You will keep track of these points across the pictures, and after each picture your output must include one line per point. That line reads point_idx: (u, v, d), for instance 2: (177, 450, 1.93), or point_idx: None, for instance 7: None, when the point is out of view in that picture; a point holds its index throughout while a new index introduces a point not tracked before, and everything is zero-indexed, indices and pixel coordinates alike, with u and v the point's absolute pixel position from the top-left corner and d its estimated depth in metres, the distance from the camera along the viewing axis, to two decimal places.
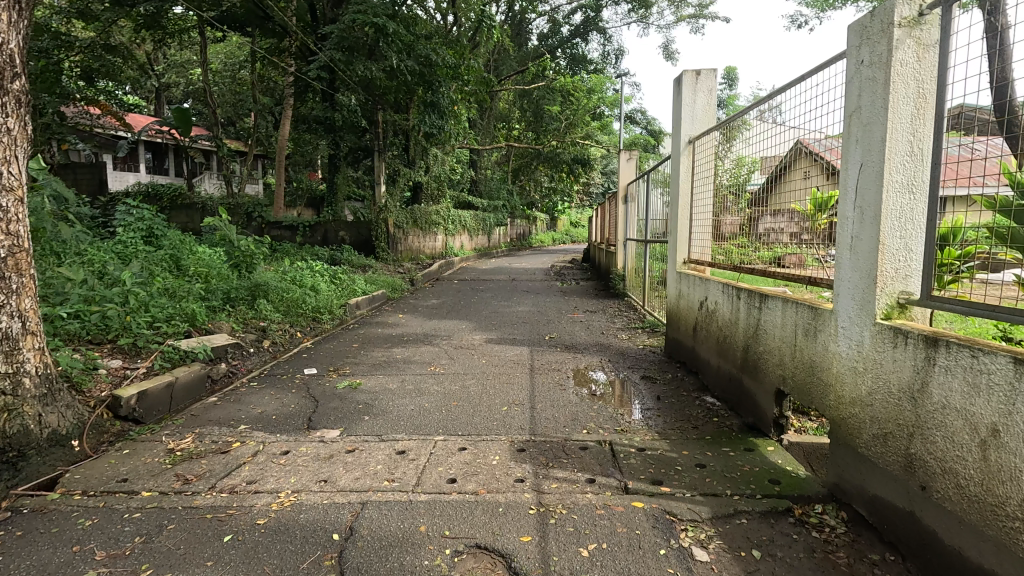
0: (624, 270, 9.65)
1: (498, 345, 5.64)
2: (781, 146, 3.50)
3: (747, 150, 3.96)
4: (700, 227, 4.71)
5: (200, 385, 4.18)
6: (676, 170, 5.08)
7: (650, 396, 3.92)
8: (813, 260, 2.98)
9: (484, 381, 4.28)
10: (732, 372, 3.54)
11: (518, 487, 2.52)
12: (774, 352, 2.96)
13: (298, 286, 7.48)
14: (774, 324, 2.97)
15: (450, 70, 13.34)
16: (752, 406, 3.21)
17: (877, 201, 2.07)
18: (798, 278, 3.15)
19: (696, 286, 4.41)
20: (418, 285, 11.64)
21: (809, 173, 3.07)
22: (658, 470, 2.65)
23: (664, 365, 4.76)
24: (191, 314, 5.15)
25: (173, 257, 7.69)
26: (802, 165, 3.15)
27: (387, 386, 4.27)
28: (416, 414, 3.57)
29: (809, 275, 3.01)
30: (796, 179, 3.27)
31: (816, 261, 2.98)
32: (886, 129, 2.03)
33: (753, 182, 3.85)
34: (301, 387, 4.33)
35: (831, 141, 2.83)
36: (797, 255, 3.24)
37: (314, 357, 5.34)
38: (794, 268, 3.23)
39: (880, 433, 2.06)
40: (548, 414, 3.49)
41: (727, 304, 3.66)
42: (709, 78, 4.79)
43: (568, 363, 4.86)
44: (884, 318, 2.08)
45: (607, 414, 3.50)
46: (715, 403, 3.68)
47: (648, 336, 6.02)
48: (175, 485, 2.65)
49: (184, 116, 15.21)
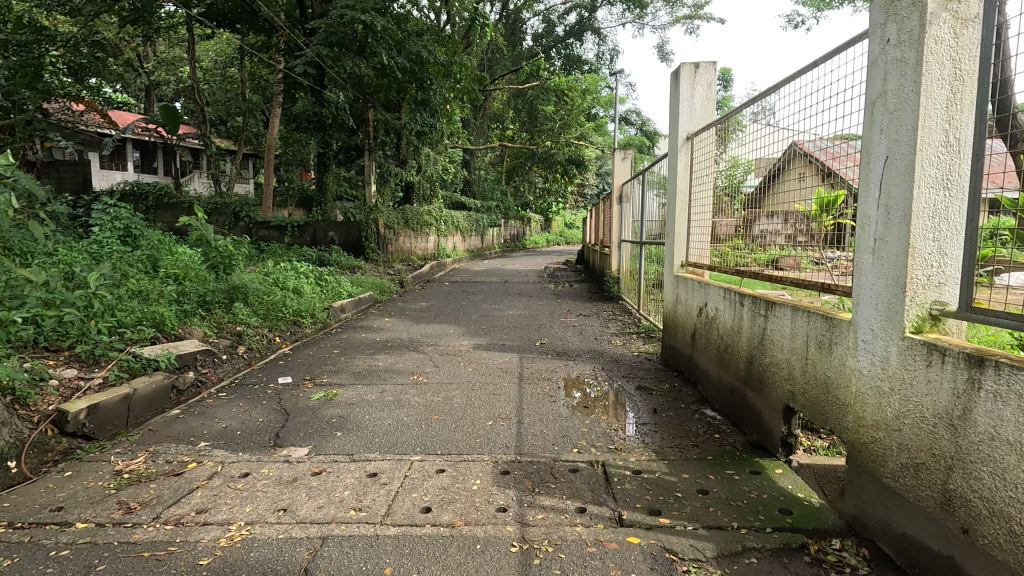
0: (618, 272, 9.41)
1: (486, 351, 5.36)
2: (776, 147, 3.30)
3: (742, 151, 3.76)
4: (697, 229, 4.47)
5: (163, 396, 3.88)
6: (673, 167, 4.82)
7: (646, 409, 3.66)
8: (810, 262, 2.86)
9: (469, 392, 4.01)
10: (734, 384, 3.29)
11: (499, 518, 2.25)
12: (782, 366, 2.71)
13: (280, 289, 7.18)
14: (780, 334, 2.72)
15: (441, 67, 13.08)
16: (756, 422, 2.97)
17: (907, 200, 1.82)
18: (796, 284, 2.99)
19: (695, 291, 4.14)
20: (408, 287, 11.36)
21: (807, 174, 2.88)
22: (655, 497, 2.38)
23: (660, 373, 4.51)
24: (160, 318, 4.85)
25: (150, 258, 7.37)
26: (796, 166, 3.01)
27: (365, 396, 3.99)
28: (393, 429, 3.29)
29: (804, 277, 2.91)
30: (791, 180, 3.10)
31: (812, 263, 2.86)
32: (917, 117, 1.77)
33: (748, 184, 3.66)
34: (273, 398, 4.04)
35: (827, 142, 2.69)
36: (793, 257, 3.08)
37: (290, 364, 5.04)
38: (790, 271, 3.07)
39: (910, 463, 1.80)
40: (535, 429, 3.22)
41: (729, 310, 3.40)
42: (708, 71, 4.52)
43: (559, 372, 4.59)
44: (914, 332, 1.82)
45: (599, 429, 3.24)
46: (716, 417, 3.42)
47: (644, 342, 5.77)
48: (115, 515, 2.36)
49: (171, 113, 14.85)
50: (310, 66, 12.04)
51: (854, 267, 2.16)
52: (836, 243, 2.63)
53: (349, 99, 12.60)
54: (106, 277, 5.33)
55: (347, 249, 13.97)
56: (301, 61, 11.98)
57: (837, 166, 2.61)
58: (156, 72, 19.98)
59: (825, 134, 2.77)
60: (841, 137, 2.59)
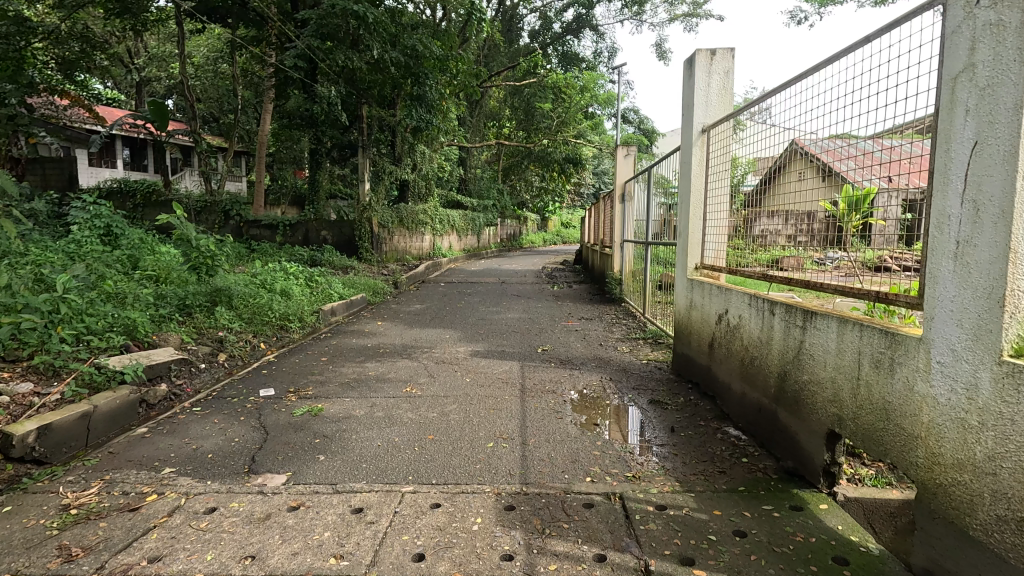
0: (620, 273, 9.07)
1: (485, 359, 5.01)
2: (775, 147, 3.28)
3: (741, 151, 3.69)
4: (714, 228, 4.14)
5: (129, 412, 3.51)
6: (686, 161, 4.49)
7: (663, 428, 3.33)
8: (811, 262, 2.88)
9: (467, 407, 3.65)
10: (762, 401, 2.97)
11: (504, 569, 1.91)
12: (824, 386, 2.38)
13: (267, 291, 6.81)
14: (820, 348, 2.41)
15: (437, 62, 12.68)
16: (791, 448, 2.64)
17: (1006, 196, 1.49)
18: (799, 285, 2.99)
19: (712, 296, 3.80)
20: (403, 288, 11.00)
21: (806, 173, 2.90)
22: (686, 540, 2.05)
23: (673, 385, 4.17)
24: (132, 325, 4.49)
25: (130, 258, 6.98)
26: (796, 165, 3.00)
27: (352, 412, 3.63)
28: (381, 453, 2.93)
29: (806, 278, 2.91)
30: (790, 180, 3.10)
31: (814, 263, 2.88)
32: (1022, 92, 1.45)
33: (748, 182, 3.60)
34: (252, 413, 3.66)
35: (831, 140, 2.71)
36: (795, 257, 3.09)
37: (275, 374, 4.67)
38: (788, 272, 3.09)
39: (1010, 517, 1.49)
40: (542, 453, 2.88)
41: (755, 318, 3.08)
42: (725, 58, 4.17)
43: (565, 383, 4.24)
44: (1015, 356, 1.49)
45: (613, 452, 2.91)
46: (740, 437, 3.10)
47: (651, 348, 5.45)
48: (51, 565, 2.01)
49: (160, 110, 14.35)
50: (301, 59, 11.70)
51: (925, 274, 1.82)
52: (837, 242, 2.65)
53: (342, 94, 12.30)
54: (81, 279, 4.97)
55: (341, 249, 13.62)
56: (291, 54, 11.59)
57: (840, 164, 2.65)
58: (147, 69, 19.55)
59: (826, 134, 2.78)
60: (844, 137, 2.62)
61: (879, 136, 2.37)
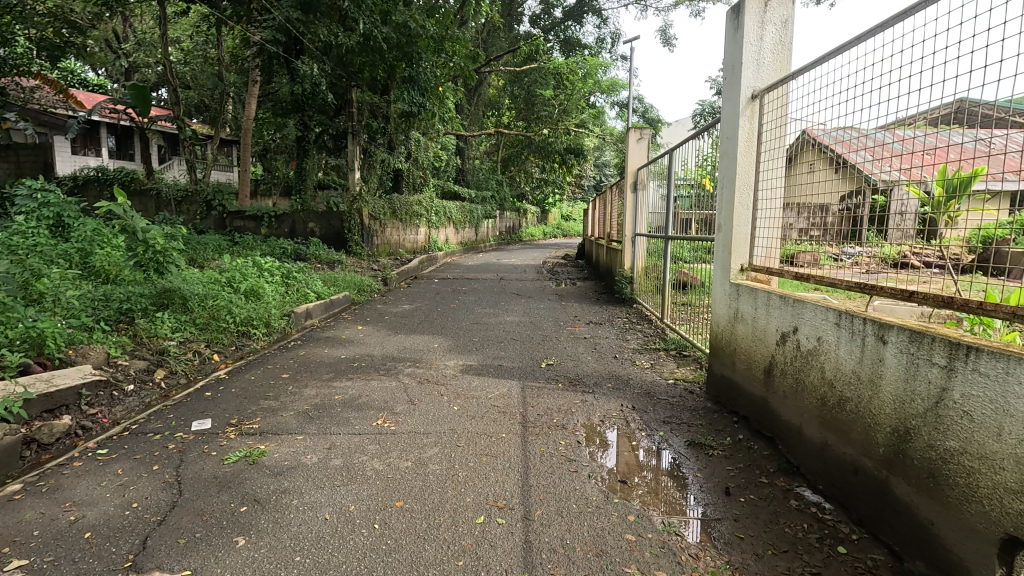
0: (630, 270, 8.17)
1: (479, 378, 4.15)
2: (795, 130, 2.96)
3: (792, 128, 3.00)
4: (765, 219, 3.30)
5: (3, 461, 2.65)
6: (727, 132, 3.58)
7: (713, 488, 2.47)
8: (828, 257, 2.61)
9: (450, 454, 2.77)
10: (861, 462, 2.13)
11: None
12: (997, 465, 1.55)
13: (231, 290, 5.95)
14: (989, 407, 1.56)
15: (432, 41, 11.75)
16: (919, 543, 1.81)
17: None
18: (827, 281, 2.61)
19: (766, 306, 2.93)
20: (393, 286, 10.13)
21: (818, 165, 2.68)
22: None
23: (714, 417, 3.32)
24: (43, 336, 3.63)
25: (73, 251, 6.06)
26: (808, 157, 2.77)
27: (301, 460, 2.77)
28: (326, 538, 2.07)
29: (839, 277, 2.49)
30: (801, 172, 2.89)
31: (830, 258, 2.60)
32: None
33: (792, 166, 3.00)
34: (170, 461, 2.79)
35: (842, 131, 2.54)
36: (810, 252, 2.82)
37: (221, 397, 3.80)
38: (808, 268, 2.79)
39: None
40: (552, 540, 2.02)
41: (845, 344, 2.21)
42: (782, 5, 3.32)
43: (577, 413, 3.38)
44: None
45: (654, 537, 2.06)
46: (826, 507, 2.25)
47: (677, 363, 4.60)
48: None
49: (141, 94, 13.20)
50: (281, 34, 10.64)
51: None
52: (852, 236, 2.39)
53: (328, 74, 11.31)
54: None
55: (329, 242, 12.76)
56: (270, 28, 10.50)
57: (852, 155, 2.42)
58: (133, 52, 18.49)
59: (839, 122, 2.58)
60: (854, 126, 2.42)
61: (893, 126, 2.19)
